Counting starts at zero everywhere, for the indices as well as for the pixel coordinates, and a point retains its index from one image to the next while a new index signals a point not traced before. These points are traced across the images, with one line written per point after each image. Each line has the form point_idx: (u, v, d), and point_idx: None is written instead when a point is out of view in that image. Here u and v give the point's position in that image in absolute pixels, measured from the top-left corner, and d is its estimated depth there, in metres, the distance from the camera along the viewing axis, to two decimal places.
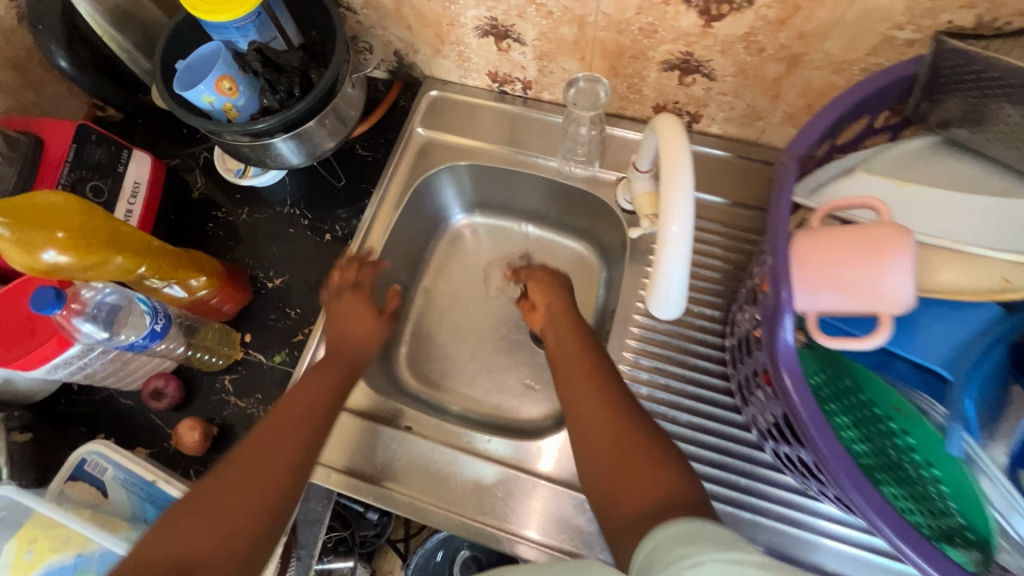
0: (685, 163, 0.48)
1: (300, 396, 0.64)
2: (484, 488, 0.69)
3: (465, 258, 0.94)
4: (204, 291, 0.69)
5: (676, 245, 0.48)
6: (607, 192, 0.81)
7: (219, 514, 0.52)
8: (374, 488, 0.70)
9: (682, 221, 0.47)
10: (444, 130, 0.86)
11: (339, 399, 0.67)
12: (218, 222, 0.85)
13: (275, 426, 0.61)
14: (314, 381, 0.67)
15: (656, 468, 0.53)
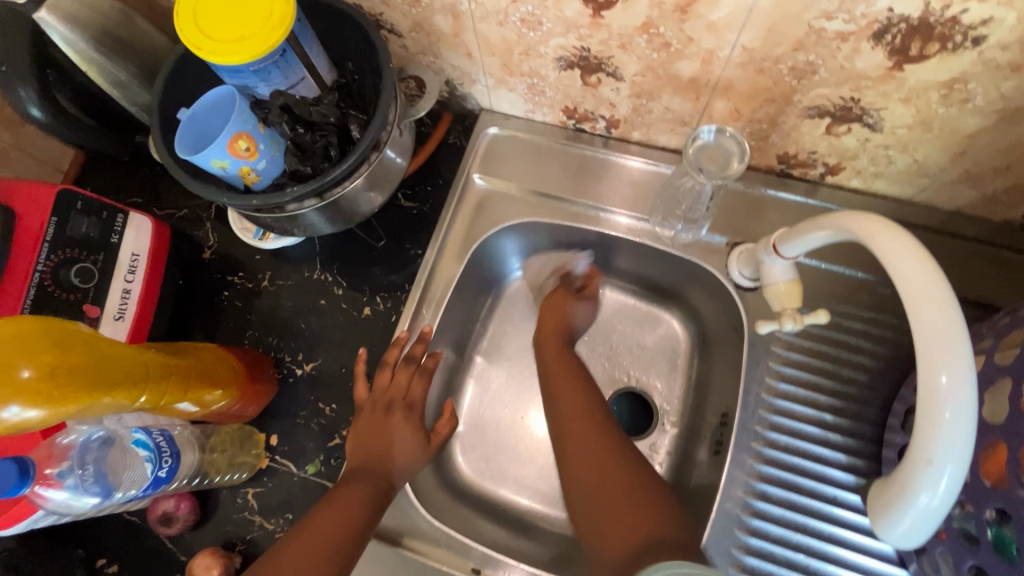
0: (944, 288, 0.33)
1: (334, 514, 0.54)
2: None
3: (525, 322, 0.79)
4: (221, 404, 0.55)
5: (953, 413, 0.30)
6: (714, 260, 0.64)
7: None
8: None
9: (958, 372, 0.30)
10: (506, 178, 0.70)
11: (377, 514, 0.56)
12: (235, 290, 0.71)
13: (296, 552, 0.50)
14: (345, 491, 0.56)
15: (646, 510, 0.53)
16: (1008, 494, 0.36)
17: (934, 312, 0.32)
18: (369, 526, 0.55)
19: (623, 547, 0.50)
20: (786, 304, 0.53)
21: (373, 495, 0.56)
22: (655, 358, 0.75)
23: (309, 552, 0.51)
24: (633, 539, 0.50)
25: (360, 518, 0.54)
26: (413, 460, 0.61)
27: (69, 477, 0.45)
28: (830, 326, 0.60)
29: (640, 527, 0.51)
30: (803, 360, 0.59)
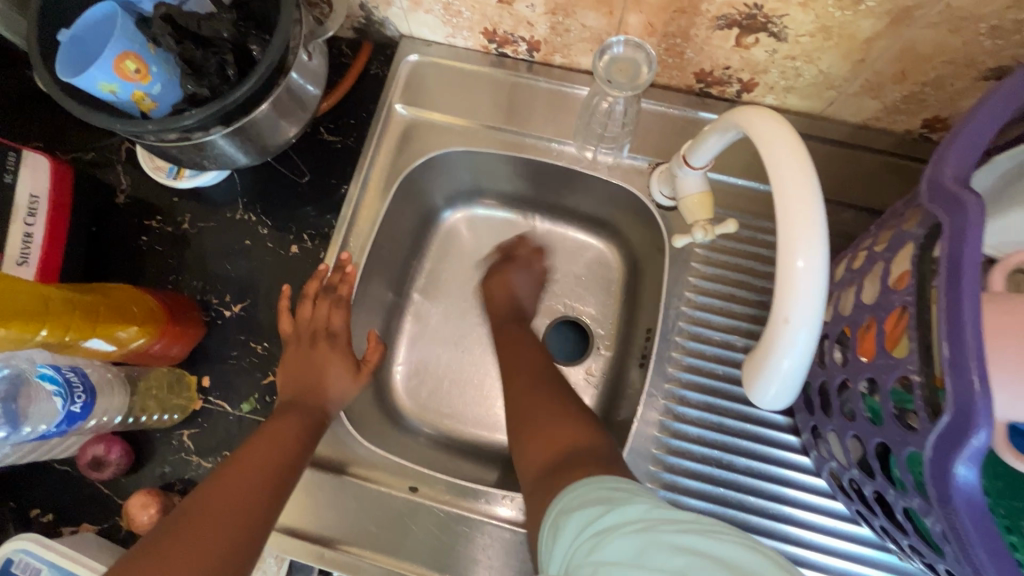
0: (809, 168, 0.34)
1: (267, 444, 0.54)
2: (416, 536, 0.58)
3: (462, 258, 0.79)
4: (140, 342, 0.54)
5: (808, 292, 0.32)
6: (638, 181, 0.66)
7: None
8: (332, 556, 0.57)
9: (814, 253, 0.32)
10: (430, 107, 0.69)
11: (308, 442, 0.56)
12: (154, 235, 0.68)
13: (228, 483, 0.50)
14: (276, 424, 0.56)
15: (562, 418, 0.57)
16: (875, 363, 0.39)
17: (797, 193, 0.33)
18: (300, 457, 0.55)
19: (553, 450, 0.54)
20: (698, 214, 0.54)
21: (304, 426, 0.57)
22: (589, 286, 0.77)
23: (235, 482, 0.50)
24: (555, 446, 0.54)
25: (293, 447, 0.55)
26: (347, 391, 0.61)
27: None
28: (745, 240, 0.62)
29: (563, 435, 0.55)
30: (719, 273, 0.62)
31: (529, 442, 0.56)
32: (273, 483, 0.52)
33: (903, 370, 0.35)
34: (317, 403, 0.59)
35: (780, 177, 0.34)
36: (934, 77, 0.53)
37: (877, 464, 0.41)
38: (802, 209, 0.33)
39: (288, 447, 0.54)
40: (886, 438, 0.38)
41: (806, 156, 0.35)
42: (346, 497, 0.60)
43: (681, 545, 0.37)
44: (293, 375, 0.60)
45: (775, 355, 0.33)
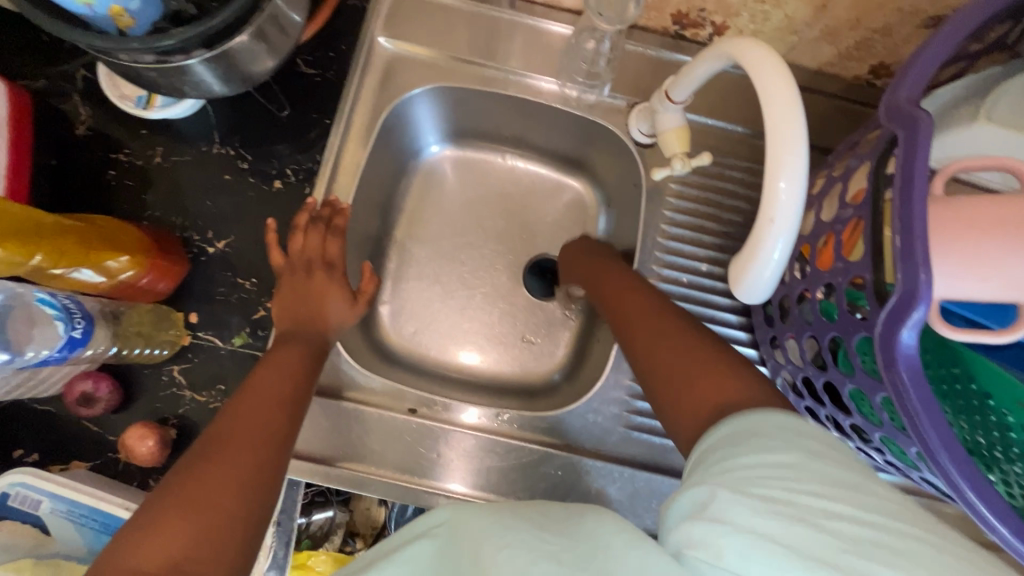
0: (793, 93, 0.38)
1: (275, 373, 0.55)
2: (400, 446, 0.63)
3: (442, 196, 0.81)
4: (128, 274, 0.53)
5: (787, 210, 0.37)
6: (616, 120, 0.69)
7: (193, 527, 0.42)
8: (337, 472, 0.61)
9: (794, 177, 0.37)
10: (413, 41, 0.68)
11: (314, 369, 0.58)
12: (123, 169, 0.65)
13: (247, 410, 0.51)
14: (279, 354, 0.57)
15: (715, 375, 0.42)
16: (831, 269, 0.46)
17: (782, 115, 0.37)
18: (307, 380, 0.57)
19: (712, 399, 0.41)
20: (678, 147, 0.59)
21: (307, 355, 0.58)
22: (566, 224, 0.81)
23: (254, 403, 0.52)
24: (711, 402, 0.41)
25: (302, 376, 0.56)
26: (345, 322, 0.63)
27: None
28: (714, 176, 0.68)
29: (726, 391, 0.41)
30: (691, 207, 0.67)
31: (672, 399, 0.44)
32: (290, 402, 0.54)
33: (855, 271, 0.42)
34: (317, 332, 0.60)
35: (770, 102, 0.38)
36: (883, 24, 0.59)
37: (830, 357, 0.48)
38: (788, 130, 0.37)
39: (296, 370, 0.56)
40: (839, 330, 0.45)
41: (796, 92, 0.38)
42: (347, 421, 0.63)
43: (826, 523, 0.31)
44: (289, 306, 0.61)
45: (755, 264, 0.38)
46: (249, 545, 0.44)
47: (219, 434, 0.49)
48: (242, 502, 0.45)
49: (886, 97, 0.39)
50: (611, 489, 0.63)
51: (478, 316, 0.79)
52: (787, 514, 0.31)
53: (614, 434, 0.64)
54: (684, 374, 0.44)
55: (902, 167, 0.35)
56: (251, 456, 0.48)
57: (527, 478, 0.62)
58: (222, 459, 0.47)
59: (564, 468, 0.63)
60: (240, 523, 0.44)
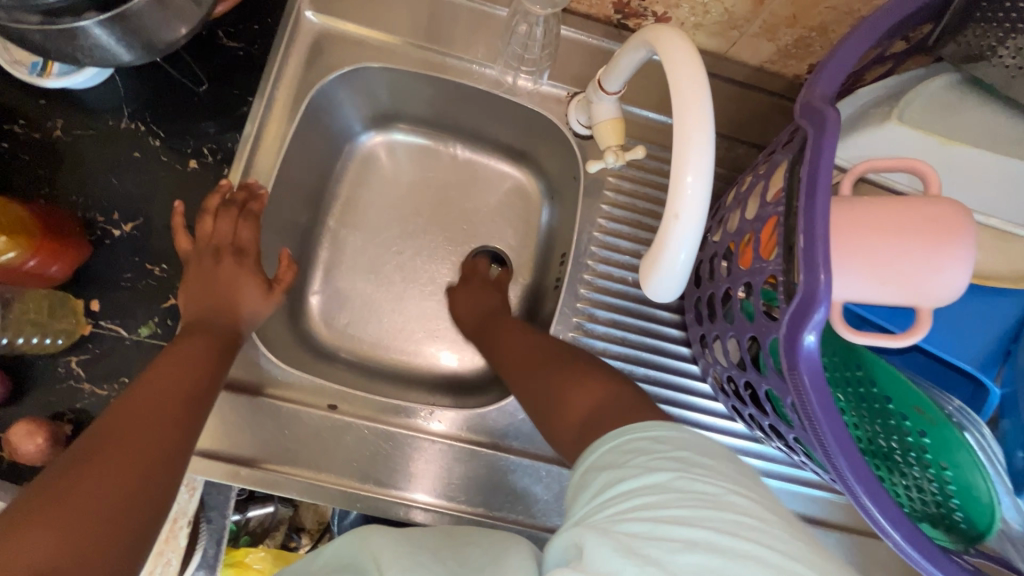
0: (705, 86, 0.36)
1: (173, 371, 0.51)
2: (319, 446, 0.59)
3: (379, 183, 0.78)
4: (11, 256, 0.51)
5: (692, 209, 0.35)
6: (555, 110, 0.67)
7: (52, 536, 0.37)
8: (250, 473, 0.58)
9: (701, 173, 0.35)
10: (344, 17, 0.64)
11: (223, 363, 0.54)
12: (16, 142, 0.60)
13: (136, 409, 0.47)
14: (182, 347, 0.53)
15: (595, 389, 0.48)
16: (750, 268, 0.45)
17: (693, 107, 0.36)
18: (214, 376, 0.53)
19: (577, 412, 0.47)
20: (611, 139, 0.57)
21: (212, 349, 0.55)
22: (508, 216, 0.79)
23: (148, 399, 0.48)
24: (582, 409, 0.47)
25: (204, 371, 0.53)
26: (264, 311, 0.60)
27: None
28: (652, 171, 0.67)
29: (591, 400, 0.47)
30: (628, 202, 0.66)
31: (555, 410, 0.49)
32: (192, 399, 0.50)
33: (769, 270, 0.41)
34: (228, 323, 0.57)
35: (682, 94, 0.36)
36: (819, 22, 0.58)
37: (750, 357, 0.47)
38: (698, 126, 0.36)
39: (201, 365, 0.53)
40: (756, 330, 0.44)
41: (706, 84, 0.37)
42: (261, 420, 0.59)
43: (683, 543, 0.29)
44: (197, 295, 0.57)
45: (662, 263, 0.37)
46: (115, 560, 0.39)
47: (104, 430, 0.45)
48: (123, 507, 0.41)
49: (803, 92, 0.38)
50: (536, 488, 0.61)
51: (414, 309, 0.76)
52: (640, 546, 0.30)
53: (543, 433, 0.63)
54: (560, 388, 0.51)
55: (812, 166, 0.34)
56: (136, 457, 0.44)
57: (451, 477, 0.61)
58: (103, 458, 0.43)
59: (494, 468, 0.61)
60: (115, 531, 0.40)
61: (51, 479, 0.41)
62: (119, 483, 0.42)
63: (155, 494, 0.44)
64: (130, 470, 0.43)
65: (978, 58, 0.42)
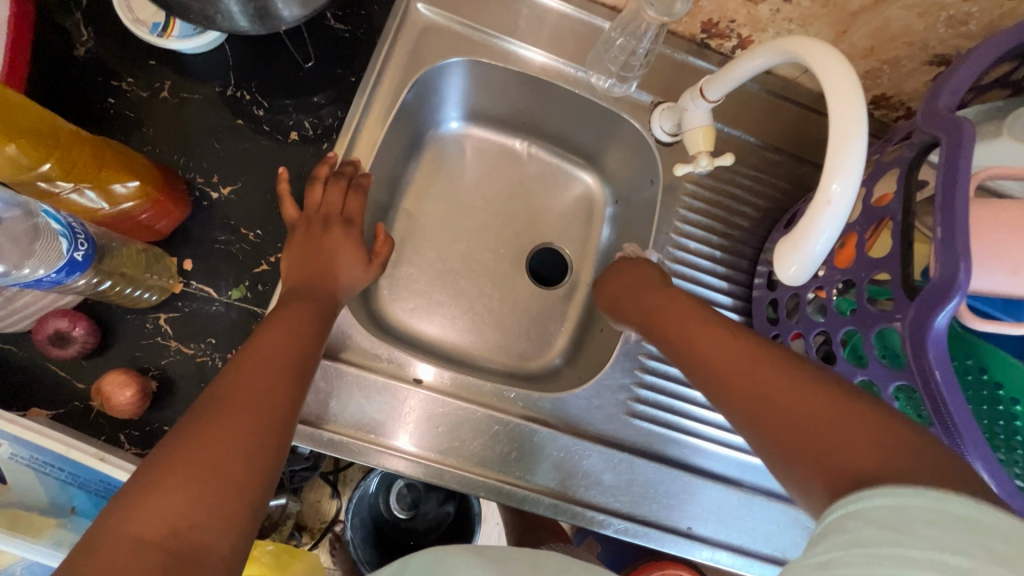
0: (858, 98, 0.39)
1: (280, 331, 0.51)
2: (379, 410, 0.60)
3: (453, 174, 0.80)
4: (132, 204, 0.50)
5: (835, 212, 0.38)
6: (640, 117, 0.71)
7: (193, 493, 0.38)
8: (316, 434, 0.58)
9: (847, 181, 0.37)
10: (449, 12, 0.67)
11: (322, 331, 0.55)
12: (124, 99, 0.61)
13: (250, 367, 0.47)
14: (286, 313, 0.54)
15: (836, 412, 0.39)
16: (849, 267, 0.48)
17: (846, 116, 0.38)
18: (316, 343, 0.53)
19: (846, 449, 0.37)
20: (703, 145, 0.60)
21: (312, 312, 0.55)
22: (572, 216, 0.82)
23: (261, 362, 0.48)
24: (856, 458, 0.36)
25: (308, 334, 0.53)
26: (359, 281, 0.61)
27: None
28: (726, 181, 0.71)
29: (846, 432, 0.37)
30: (703, 207, 0.70)
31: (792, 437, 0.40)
32: (300, 365, 0.50)
33: (880, 266, 0.44)
34: (328, 293, 0.57)
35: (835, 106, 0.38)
36: (893, 56, 0.64)
37: (840, 350, 0.50)
38: (849, 137, 0.38)
39: (305, 331, 0.53)
40: (855, 323, 0.47)
41: (859, 95, 0.39)
42: (344, 388, 0.60)
43: None
44: (300, 261, 0.58)
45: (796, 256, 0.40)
46: (247, 530, 0.40)
47: (225, 392, 0.44)
48: (250, 473, 0.41)
49: (929, 118, 0.42)
50: (606, 476, 0.63)
51: (479, 298, 0.78)
52: None
53: (615, 422, 0.64)
54: (788, 403, 0.41)
55: (951, 181, 0.37)
56: (258, 415, 0.44)
57: (526, 459, 0.62)
58: (228, 421, 0.42)
59: (552, 448, 0.63)
60: (247, 487, 0.40)
61: (179, 440, 0.41)
62: (246, 449, 0.42)
63: (275, 461, 0.44)
64: (254, 427, 0.43)
65: None
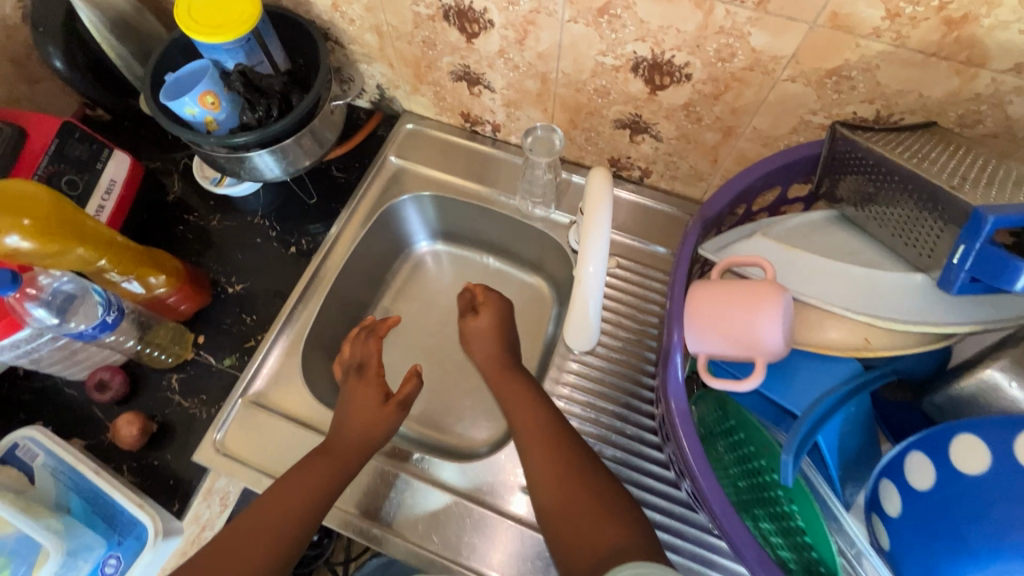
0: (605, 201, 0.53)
1: (301, 480, 0.62)
2: (461, 532, 0.70)
3: (426, 282, 0.99)
4: (162, 289, 0.73)
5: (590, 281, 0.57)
6: (560, 233, 0.86)
7: None
8: (365, 527, 0.71)
9: (598, 263, 0.56)
10: (414, 160, 0.91)
11: (343, 475, 0.64)
12: (189, 226, 0.89)
13: (259, 518, 0.58)
14: (317, 461, 0.64)
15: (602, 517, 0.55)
16: None
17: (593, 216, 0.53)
18: (334, 489, 0.62)
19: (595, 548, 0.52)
20: None
21: (326, 473, 0.63)
22: (523, 317, 0.95)
23: (277, 503, 0.59)
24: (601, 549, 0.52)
25: (322, 491, 0.61)
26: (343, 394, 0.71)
27: (38, 311, 0.61)
28: (636, 284, 0.82)
29: (600, 532, 0.53)
30: (613, 305, 0.81)
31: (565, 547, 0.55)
32: (313, 511, 0.60)
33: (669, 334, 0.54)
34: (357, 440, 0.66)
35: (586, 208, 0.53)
36: None
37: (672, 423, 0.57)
38: (598, 238, 0.54)
39: (330, 477, 0.63)
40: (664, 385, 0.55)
41: (606, 193, 0.53)
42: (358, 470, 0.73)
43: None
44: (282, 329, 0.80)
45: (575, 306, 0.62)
46: None
47: (240, 529, 0.57)
48: None
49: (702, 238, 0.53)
50: (501, 545, 0.69)
51: (435, 384, 0.90)
52: None
53: (509, 491, 0.72)
54: (564, 502, 0.57)
55: (671, 272, 0.47)
56: (252, 562, 0.55)
57: (430, 520, 0.71)
58: (234, 553, 0.55)
59: (450, 510, 0.71)
60: None
61: (199, 564, 0.54)
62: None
63: None
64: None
65: (841, 198, 0.54)
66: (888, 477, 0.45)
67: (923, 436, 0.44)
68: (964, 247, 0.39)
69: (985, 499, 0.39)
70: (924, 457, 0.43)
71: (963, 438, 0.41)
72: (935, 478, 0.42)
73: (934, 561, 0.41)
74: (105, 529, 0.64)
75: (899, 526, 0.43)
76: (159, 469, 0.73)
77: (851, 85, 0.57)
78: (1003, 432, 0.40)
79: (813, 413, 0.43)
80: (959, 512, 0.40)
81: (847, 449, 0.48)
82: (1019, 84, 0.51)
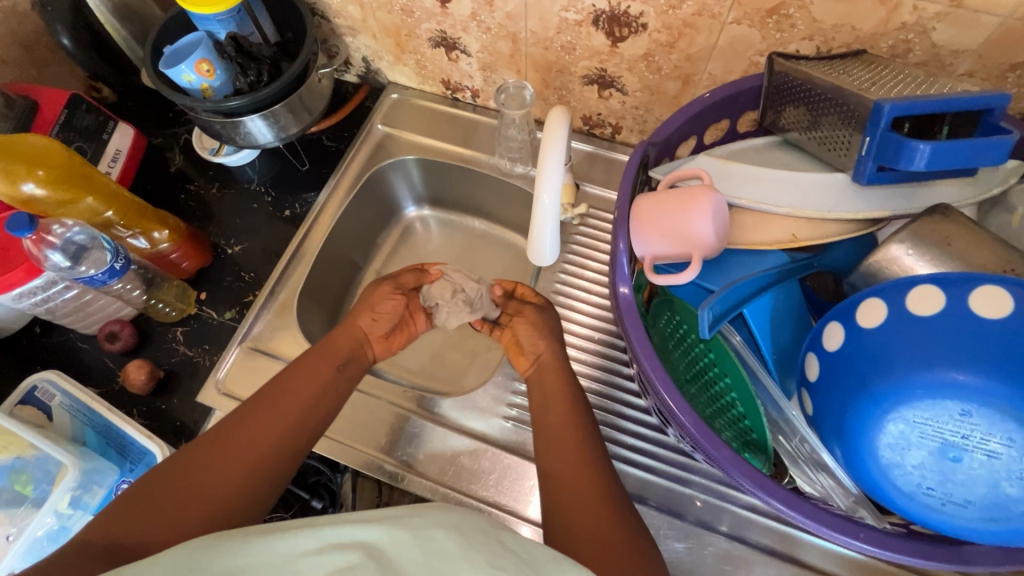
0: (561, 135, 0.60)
1: (298, 378, 0.65)
2: (448, 464, 0.75)
3: (416, 245, 1.04)
4: (165, 245, 0.79)
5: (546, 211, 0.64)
6: None
7: (207, 494, 0.55)
8: (383, 464, 0.76)
9: (551, 194, 0.63)
10: (400, 127, 0.97)
11: (337, 379, 0.68)
12: (190, 194, 0.94)
13: (259, 409, 0.62)
14: (312, 360, 0.67)
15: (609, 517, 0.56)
16: None
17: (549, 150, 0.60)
18: (331, 388, 0.66)
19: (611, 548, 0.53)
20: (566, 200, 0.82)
21: (323, 383, 0.66)
22: (507, 274, 1.00)
23: (275, 399, 0.63)
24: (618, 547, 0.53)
25: (320, 384, 0.65)
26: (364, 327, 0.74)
27: (54, 257, 0.68)
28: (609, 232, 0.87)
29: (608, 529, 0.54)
30: (588, 252, 0.86)
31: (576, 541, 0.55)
32: (311, 404, 0.64)
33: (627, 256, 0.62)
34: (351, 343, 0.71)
35: (543, 143, 0.60)
36: None
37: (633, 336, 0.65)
38: (556, 170, 0.61)
39: (325, 376, 0.66)
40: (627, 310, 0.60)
41: (563, 128, 0.60)
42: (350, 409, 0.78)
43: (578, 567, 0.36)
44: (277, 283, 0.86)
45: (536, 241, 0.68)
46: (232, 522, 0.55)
47: (241, 421, 0.60)
48: (244, 487, 0.57)
49: (653, 158, 0.59)
50: (488, 474, 0.74)
51: (424, 338, 0.95)
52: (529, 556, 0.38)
53: (493, 423, 0.77)
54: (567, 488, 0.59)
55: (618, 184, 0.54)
56: (257, 447, 0.59)
57: (420, 450, 0.76)
58: (235, 439, 0.59)
59: (438, 441, 0.76)
60: (228, 501, 0.55)
61: (199, 450, 0.58)
62: (246, 460, 0.58)
63: (267, 481, 0.58)
64: (236, 477, 0.57)
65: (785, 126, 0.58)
66: (812, 350, 0.49)
67: (839, 309, 0.48)
68: (869, 138, 0.46)
69: (888, 348, 0.43)
70: (839, 325, 0.47)
71: (869, 302, 0.45)
72: (844, 338, 0.46)
73: (843, 413, 0.45)
74: (118, 459, 0.69)
75: (818, 390, 0.47)
76: (166, 412, 0.78)
77: (790, 23, 0.62)
78: (899, 289, 0.44)
79: (733, 288, 0.51)
80: (863, 361, 0.44)
81: (779, 336, 0.55)
82: (938, 10, 0.55)
